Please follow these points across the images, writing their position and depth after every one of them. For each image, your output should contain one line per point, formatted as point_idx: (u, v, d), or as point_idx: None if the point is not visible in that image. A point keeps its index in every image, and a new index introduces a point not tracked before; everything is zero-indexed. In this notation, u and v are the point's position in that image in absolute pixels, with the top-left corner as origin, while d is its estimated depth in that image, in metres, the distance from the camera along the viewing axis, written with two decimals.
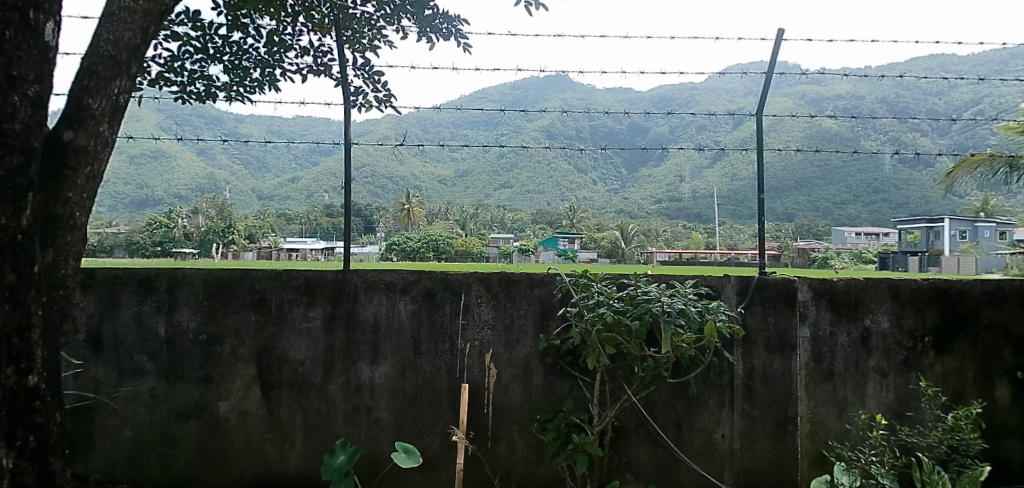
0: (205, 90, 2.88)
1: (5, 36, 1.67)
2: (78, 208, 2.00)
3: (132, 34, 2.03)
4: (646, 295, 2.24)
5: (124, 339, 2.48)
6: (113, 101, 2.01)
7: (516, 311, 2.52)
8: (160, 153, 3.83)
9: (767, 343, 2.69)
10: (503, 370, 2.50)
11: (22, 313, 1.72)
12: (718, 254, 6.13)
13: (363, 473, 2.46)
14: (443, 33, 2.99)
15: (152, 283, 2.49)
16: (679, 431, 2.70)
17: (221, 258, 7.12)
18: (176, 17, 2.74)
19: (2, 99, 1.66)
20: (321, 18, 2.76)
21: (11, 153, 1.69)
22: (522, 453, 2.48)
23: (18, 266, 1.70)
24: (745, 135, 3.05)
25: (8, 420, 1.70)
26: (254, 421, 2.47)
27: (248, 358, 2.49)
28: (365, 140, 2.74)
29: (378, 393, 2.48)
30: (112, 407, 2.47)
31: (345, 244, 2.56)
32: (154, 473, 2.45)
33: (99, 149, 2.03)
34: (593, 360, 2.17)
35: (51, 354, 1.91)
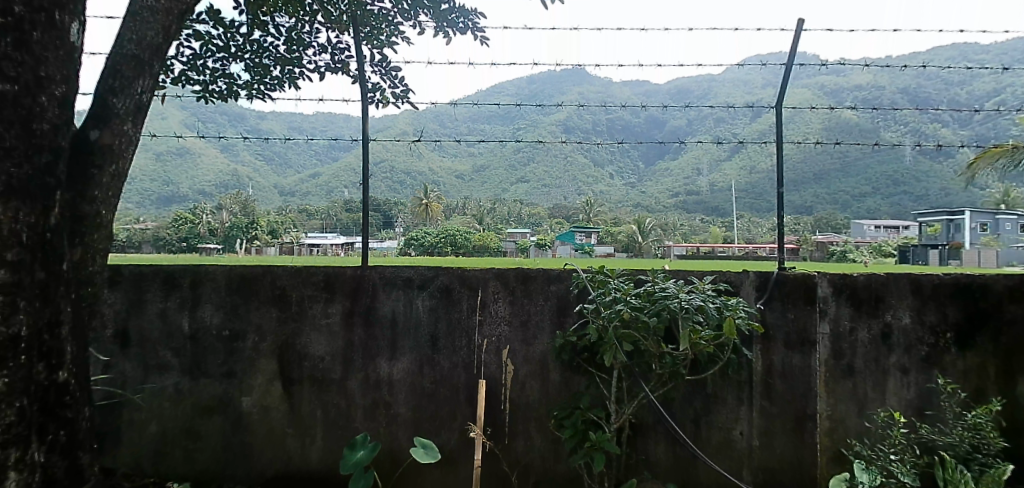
0: (227, 89, 2.87)
1: (32, 37, 1.69)
2: (104, 206, 2.01)
3: (155, 33, 2.02)
4: (664, 292, 2.28)
5: (150, 335, 2.52)
6: (136, 100, 2.00)
7: (533, 307, 2.52)
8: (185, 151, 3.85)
9: (786, 340, 2.67)
10: (520, 366, 2.50)
11: (51, 310, 1.76)
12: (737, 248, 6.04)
13: (382, 467, 2.49)
14: (460, 28, 2.87)
15: (176, 279, 2.52)
16: (698, 428, 2.68)
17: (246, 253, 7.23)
18: (198, 15, 2.72)
19: (30, 100, 1.68)
20: (338, 15, 2.70)
21: (40, 153, 1.72)
22: (540, 449, 2.49)
23: (47, 264, 1.75)
24: (763, 128, 3.11)
25: (40, 415, 1.75)
26: (276, 416, 2.51)
27: (270, 354, 2.51)
28: (385, 136, 2.72)
29: (397, 388, 2.50)
30: (138, 402, 2.52)
31: (364, 239, 2.57)
32: (180, 466, 2.50)
33: (124, 148, 2.03)
34: (610, 356, 2.20)
35: (80, 349, 1.95)
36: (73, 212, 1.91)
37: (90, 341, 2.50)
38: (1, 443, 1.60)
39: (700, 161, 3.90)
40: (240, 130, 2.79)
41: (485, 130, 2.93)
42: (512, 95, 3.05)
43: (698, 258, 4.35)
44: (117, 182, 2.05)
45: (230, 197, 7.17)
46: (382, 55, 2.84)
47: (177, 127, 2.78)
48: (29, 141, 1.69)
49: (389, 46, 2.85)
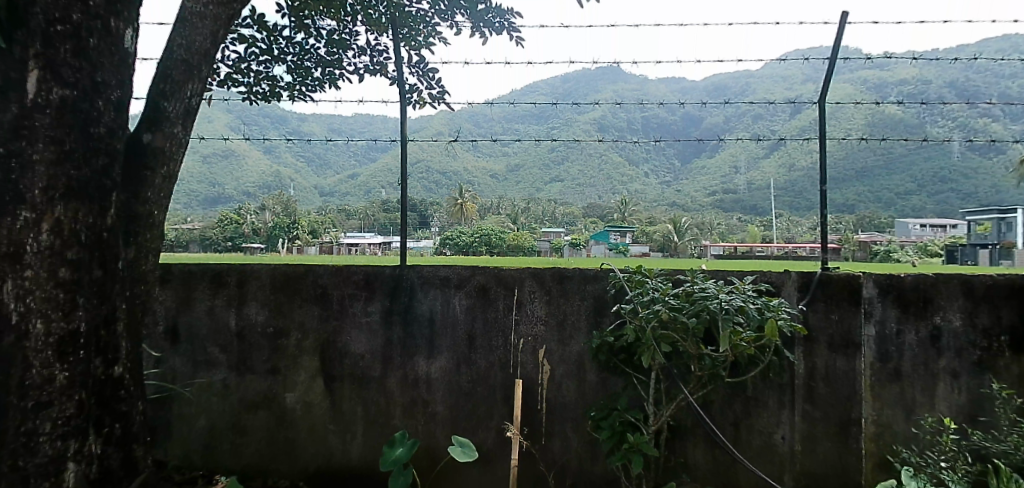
0: (270, 90, 2.96)
1: (89, 44, 1.76)
2: (156, 206, 2.07)
3: (203, 38, 2.07)
4: (703, 292, 2.25)
5: (199, 332, 2.60)
6: (186, 104, 2.06)
7: (570, 307, 2.50)
8: (230, 153, 3.96)
9: (830, 342, 2.59)
10: (557, 366, 2.49)
11: (109, 306, 1.84)
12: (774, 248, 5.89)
13: (420, 465, 2.51)
14: (496, 27, 2.83)
15: (224, 278, 2.59)
16: (737, 431, 2.63)
17: (287, 253, 7.42)
18: (243, 20, 2.78)
19: (88, 104, 1.76)
20: (377, 17, 2.70)
21: (97, 155, 1.79)
22: (576, 450, 2.47)
23: (104, 262, 1.81)
24: (805, 124, 3.02)
25: (97, 408, 1.82)
26: (318, 413, 2.55)
27: (312, 352, 2.56)
28: (422, 136, 2.73)
29: (434, 386, 2.52)
30: (188, 397, 2.59)
31: (402, 239, 2.59)
32: (227, 460, 2.57)
33: (175, 150, 2.09)
34: (648, 358, 2.17)
35: (134, 345, 2.02)
36: (128, 213, 1.97)
37: (144, 337, 2.59)
38: (62, 435, 1.71)
39: (738, 159, 3.81)
40: (283, 132, 2.84)
41: (519, 129, 2.92)
42: (546, 94, 3.03)
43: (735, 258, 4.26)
44: (169, 183, 2.11)
45: (272, 197, 7.36)
46: (419, 56, 2.83)
47: (223, 130, 2.86)
48: (87, 144, 1.75)
49: (427, 47, 2.83)
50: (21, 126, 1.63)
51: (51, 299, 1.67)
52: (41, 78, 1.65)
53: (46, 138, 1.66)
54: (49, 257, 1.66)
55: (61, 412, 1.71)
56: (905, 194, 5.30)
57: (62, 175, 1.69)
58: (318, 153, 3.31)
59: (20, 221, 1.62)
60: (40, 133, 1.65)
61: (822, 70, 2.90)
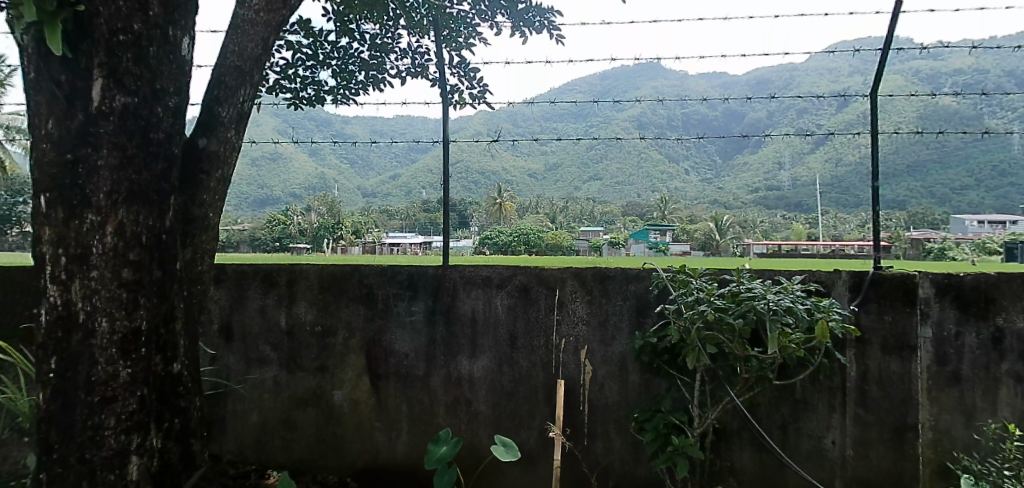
0: (314, 95, 3.03)
1: (149, 52, 1.83)
2: (212, 209, 2.14)
3: (254, 44, 2.13)
4: (750, 292, 2.19)
5: (251, 330, 2.66)
6: (239, 109, 2.12)
7: (612, 307, 2.47)
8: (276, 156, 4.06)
9: (883, 344, 2.48)
10: (599, 366, 2.46)
11: (168, 305, 1.89)
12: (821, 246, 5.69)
13: (464, 464, 2.52)
14: (536, 26, 2.80)
15: (274, 277, 2.65)
16: (785, 435, 2.55)
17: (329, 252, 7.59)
18: (290, 27, 2.85)
19: (148, 111, 1.82)
20: (419, 19, 2.73)
21: (157, 160, 1.85)
22: (620, 451, 2.44)
23: (163, 262, 1.88)
24: (853, 118, 2.92)
25: (159, 404, 1.89)
26: (364, 410, 2.59)
27: (358, 350, 2.60)
28: (461, 136, 2.71)
29: (477, 386, 2.52)
30: (241, 394, 2.67)
31: (445, 239, 2.60)
32: (278, 455, 2.63)
33: (228, 154, 2.15)
34: (693, 359, 2.13)
35: (191, 343, 2.09)
36: (185, 215, 2.04)
37: (200, 336, 2.67)
38: (125, 429, 1.78)
39: (782, 154, 3.71)
40: (328, 135, 2.89)
41: (558, 128, 2.89)
42: (585, 92, 2.98)
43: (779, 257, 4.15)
44: (223, 187, 2.17)
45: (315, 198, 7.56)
46: (460, 57, 2.83)
47: (271, 134, 2.93)
48: (149, 150, 1.82)
49: (467, 48, 2.83)
50: (87, 133, 1.72)
51: (115, 298, 1.74)
52: (105, 86, 1.73)
53: (110, 145, 1.73)
54: (112, 258, 1.73)
55: (125, 407, 1.77)
56: (961, 189, 5.05)
57: (125, 179, 1.76)
58: (361, 155, 3.36)
59: (87, 223, 1.71)
60: (105, 139, 1.73)
61: (873, 61, 2.81)
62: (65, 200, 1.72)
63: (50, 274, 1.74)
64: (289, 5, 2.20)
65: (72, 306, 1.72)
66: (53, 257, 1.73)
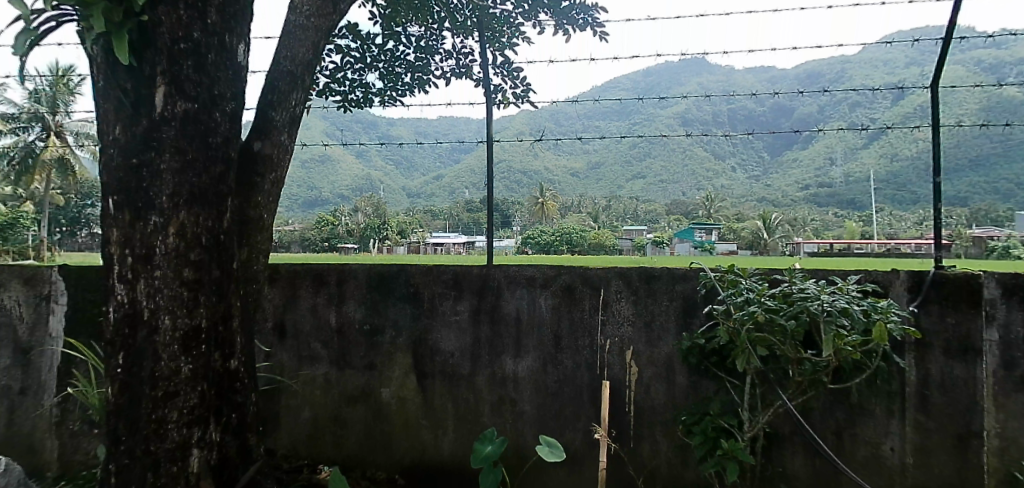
0: (363, 98, 3.07)
1: (208, 59, 1.89)
2: (266, 210, 2.20)
3: (305, 49, 2.18)
4: (802, 293, 2.11)
5: (303, 328, 2.72)
6: (291, 113, 2.17)
7: (658, 307, 2.42)
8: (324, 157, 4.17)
9: (946, 348, 2.36)
10: (645, 367, 2.43)
11: (225, 304, 1.95)
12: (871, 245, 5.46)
13: (509, 464, 2.53)
14: (580, 24, 2.76)
15: (324, 277, 2.71)
16: (840, 441, 2.45)
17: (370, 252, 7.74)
18: (339, 31, 2.89)
19: (207, 116, 1.88)
20: (465, 21, 2.77)
21: (216, 163, 1.91)
22: (666, 454, 2.40)
23: (221, 263, 1.93)
24: (909, 111, 2.79)
25: (218, 399, 1.95)
26: (411, 408, 2.62)
27: (405, 349, 2.64)
28: (504, 136, 2.68)
29: (522, 386, 2.52)
30: (294, 390, 2.73)
31: (487, 240, 2.56)
32: (328, 451, 2.69)
33: (281, 157, 2.21)
34: (743, 361, 2.07)
35: (248, 340, 2.15)
36: (241, 216, 2.11)
37: (255, 333, 2.75)
38: (187, 423, 1.84)
39: (833, 149, 3.60)
40: (374, 137, 2.94)
41: (601, 126, 2.85)
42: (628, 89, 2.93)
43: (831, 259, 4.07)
44: (277, 188, 2.23)
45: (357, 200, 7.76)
46: (504, 57, 2.82)
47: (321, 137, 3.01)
48: (208, 154, 1.88)
49: (510, 48, 2.80)
50: (151, 138, 1.80)
51: (176, 297, 1.81)
52: (167, 93, 1.80)
53: (173, 149, 1.80)
54: (174, 258, 1.80)
55: (186, 401, 1.83)
56: None
57: (185, 181, 1.82)
58: (406, 156, 3.41)
59: (151, 225, 1.79)
60: (168, 144, 1.80)
61: (934, 51, 2.62)
62: (132, 203, 1.80)
63: (118, 274, 1.82)
64: (339, 10, 2.24)
65: (138, 304, 1.80)
66: (120, 257, 1.82)
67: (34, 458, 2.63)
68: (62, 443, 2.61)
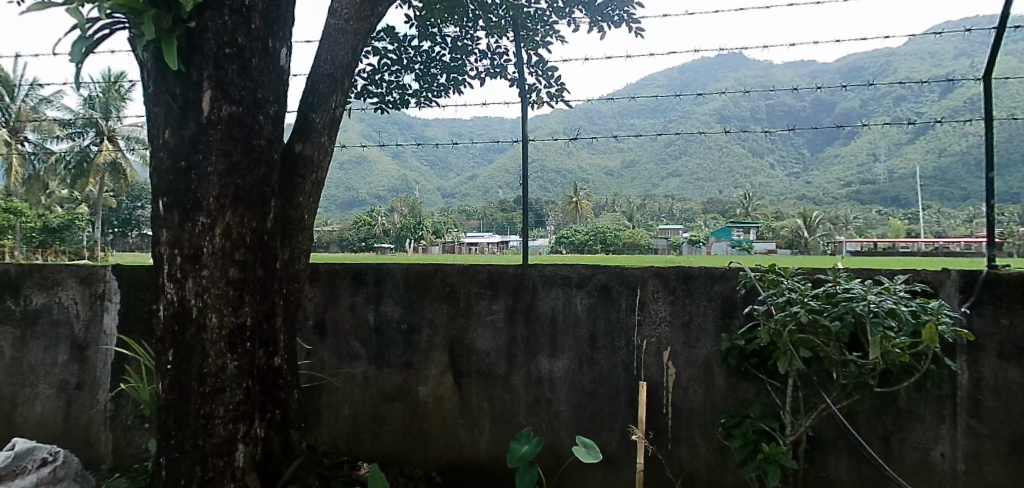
0: (400, 99, 3.10)
1: (252, 64, 1.94)
2: (307, 211, 2.24)
3: (344, 52, 2.21)
4: (847, 293, 2.04)
5: (343, 326, 2.76)
6: (331, 114, 2.21)
7: (696, 307, 2.38)
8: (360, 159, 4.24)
9: (1000, 350, 2.25)
10: (682, 369, 2.39)
11: (269, 303, 1.99)
12: (914, 243, 5.26)
13: (546, 464, 2.52)
14: (615, 21, 2.74)
15: (363, 276, 2.75)
16: (887, 446, 2.37)
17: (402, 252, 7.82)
18: (377, 34, 2.94)
19: (251, 119, 1.93)
20: (498, 21, 2.74)
21: (260, 165, 1.96)
22: (705, 457, 2.35)
23: (265, 263, 1.98)
24: (959, 104, 2.69)
25: (262, 395, 2.00)
26: (448, 406, 2.64)
27: (442, 347, 2.66)
28: (539, 135, 2.66)
29: (558, 386, 2.51)
30: (334, 388, 2.77)
31: (523, 240, 2.57)
32: (367, 448, 2.73)
33: (322, 158, 2.25)
34: (785, 364, 2.00)
35: (290, 339, 2.19)
36: (283, 217, 2.15)
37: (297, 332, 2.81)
38: (233, 418, 1.89)
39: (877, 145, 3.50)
40: (410, 138, 2.98)
41: (636, 124, 2.82)
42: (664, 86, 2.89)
43: (873, 260, 4.06)
44: (317, 189, 2.27)
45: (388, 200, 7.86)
46: (538, 56, 2.82)
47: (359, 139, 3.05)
48: (252, 156, 1.93)
49: (545, 46, 2.82)
50: (198, 141, 1.85)
51: (223, 295, 1.86)
52: (213, 97, 1.85)
53: (218, 152, 1.85)
54: (220, 258, 1.85)
55: (232, 397, 1.88)
56: None
57: (231, 183, 1.87)
58: (441, 156, 3.44)
59: (199, 225, 1.84)
60: (214, 147, 1.85)
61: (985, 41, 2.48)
62: (180, 205, 1.85)
63: (167, 273, 1.88)
64: (376, 13, 2.27)
65: (187, 302, 1.85)
66: (169, 257, 1.87)
67: (90, 450, 2.74)
68: (116, 436, 2.72)
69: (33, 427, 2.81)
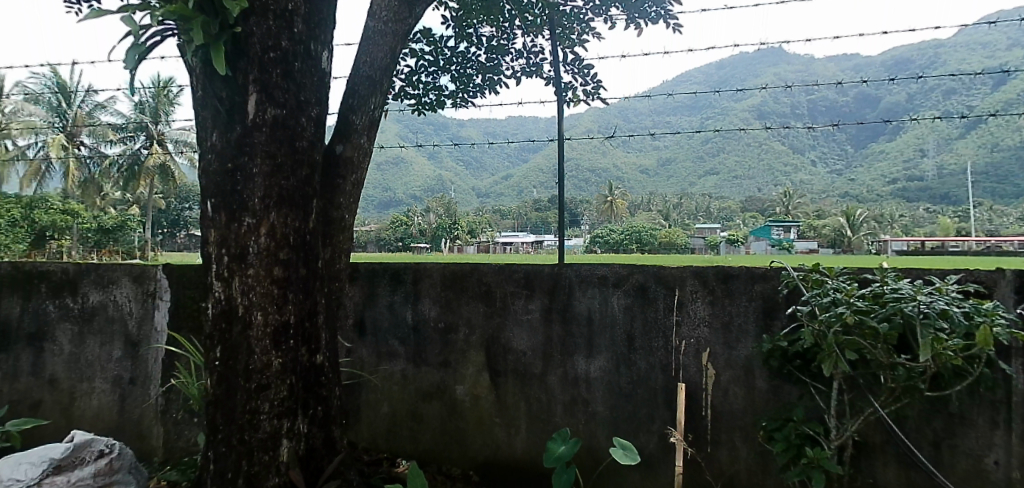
0: (436, 100, 3.13)
1: (295, 67, 1.99)
2: (347, 211, 2.27)
3: (383, 54, 2.25)
4: (895, 293, 1.97)
5: (382, 325, 2.80)
6: (370, 116, 2.24)
7: (737, 308, 2.33)
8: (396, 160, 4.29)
9: None
10: (722, 370, 2.34)
11: (311, 301, 2.03)
12: (962, 242, 5.04)
13: (583, 465, 2.51)
14: (652, 17, 2.70)
15: (401, 275, 2.79)
16: (939, 453, 2.27)
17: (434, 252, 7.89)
18: (414, 36, 2.97)
19: (294, 121, 1.97)
20: (534, 20, 2.74)
21: (302, 166, 2.00)
22: (746, 461, 2.30)
23: (308, 262, 2.02)
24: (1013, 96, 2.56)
25: (305, 392, 2.04)
26: (485, 405, 2.65)
27: (479, 347, 2.67)
28: (574, 134, 2.65)
29: (595, 386, 2.49)
30: (373, 385, 2.81)
31: (559, 239, 2.56)
32: (406, 446, 2.76)
33: (361, 159, 2.28)
34: (830, 366, 1.94)
35: (332, 337, 2.23)
36: (325, 217, 2.19)
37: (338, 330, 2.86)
38: (278, 414, 1.93)
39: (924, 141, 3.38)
40: (445, 138, 3.00)
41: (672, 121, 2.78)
42: (701, 82, 2.84)
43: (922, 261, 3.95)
44: (357, 190, 2.30)
45: None
46: (574, 54, 2.80)
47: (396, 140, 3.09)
48: (295, 158, 1.97)
49: (580, 44, 2.81)
50: (244, 144, 1.89)
51: (267, 294, 1.90)
52: (258, 100, 1.90)
53: (263, 154, 1.89)
54: (265, 258, 1.89)
55: (277, 394, 1.93)
56: None
57: (275, 184, 1.91)
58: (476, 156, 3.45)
59: (245, 226, 1.88)
60: (258, 149, 1.90)
61: None
62: (227, 206, 1.90)
63: (215, 272, 1.94)
64: (414, 14, 2.30)
65: (233, 300, 1.90)
66: (217, 257, 1.93)
67: (143, 443, 2.85)
68: (166, 430, 2.82)
69: (90, 420, 2.93)
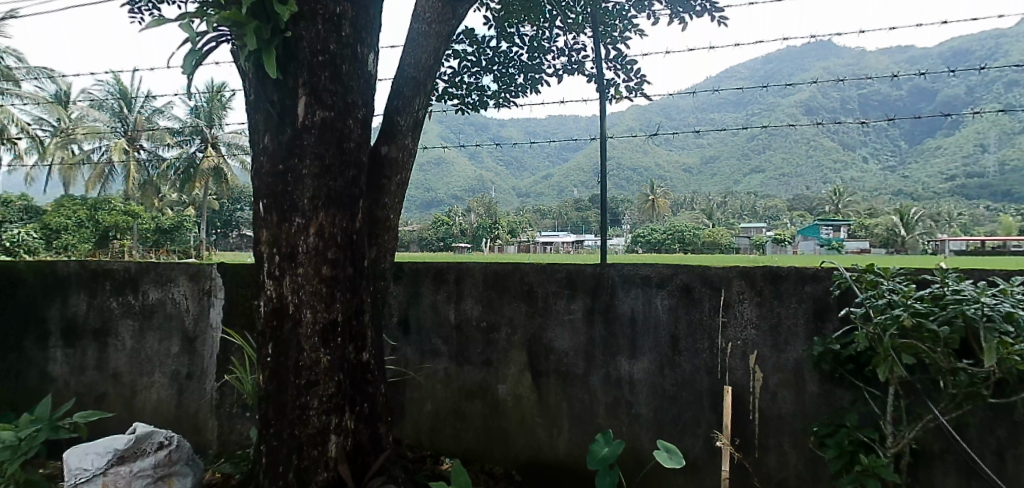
0: (479, 100, 3.15)
1: (343, 70, 2.03)
2: (393, 212, 2.30)
3: (427, 56, 2.27)
4: (957, 295, 1.87)
5: (425, 324, 2.83)
6: (414, 117, 2.27)
7: (786, 309, 2.27)
8: None
9: None
10: (771, 374, 2.28)
11: (358, 299, 2.07)
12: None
13: (627, 466, 2.48)
14: (696, 12, 2.66)
15: (443, 275, 2.81)
16: (1003, 463, 2.15)
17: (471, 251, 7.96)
18: (457, 36, 2.99)
19: (342, 123, 2.01)
20: (576, 18, 2.77)
21: (349, 168, 2.04)
22: (797, 467, 2.24)
23: (354, 261, 2.06)
24: None
25: (352, 389, 2.07)
26: (527, 405, 2.65)
27: (520, 346, 2.67)
28: (617, 132, 2.62)
29: (638, 388, 2.46)
30: (417, 384, 2.85)
31: (602, 239, 2.54)
32: (449, 443, 2.78)
33: (406, 160, 2.31)
34: (885, 371, 1.85)
35: (378, 335, 2.27)
36: (371, 217, 2.22)
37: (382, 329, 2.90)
38: (326, 410, 1.97)
39: None
40: (487, 139, 3.01)
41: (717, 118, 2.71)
42: (747, 78, 2.77)
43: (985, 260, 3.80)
44: (402, 190, 2.33)
45: None
46: (616, 51, 2.78)
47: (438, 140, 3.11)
48: (343, 159, 2.01)
49: (622, 41, 2.77)
50: (295, 146, 1.94)
51: (316, 293, 1.94)
52: (307, 103, 1.94)
53: (312, 156, 1.94)
54: (315, 257, 1.94)
55: (325, 390, 1.96)
56: None
57: (324, 185, 1.95)
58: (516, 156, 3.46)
59: (296, 225, 1.93)
60: (308, 151, 1.94)
61: None
62: (279, 206, 1.96)
63: (268, 271, 1.99)
64: (457, 16, 2.32)
65: (285, 299, 1.95)
66: (269, 256, 1.99)
67: (198, 436, 2.96)
68: (220, 423, 2.92)
69: (150, 413, 3.06)
